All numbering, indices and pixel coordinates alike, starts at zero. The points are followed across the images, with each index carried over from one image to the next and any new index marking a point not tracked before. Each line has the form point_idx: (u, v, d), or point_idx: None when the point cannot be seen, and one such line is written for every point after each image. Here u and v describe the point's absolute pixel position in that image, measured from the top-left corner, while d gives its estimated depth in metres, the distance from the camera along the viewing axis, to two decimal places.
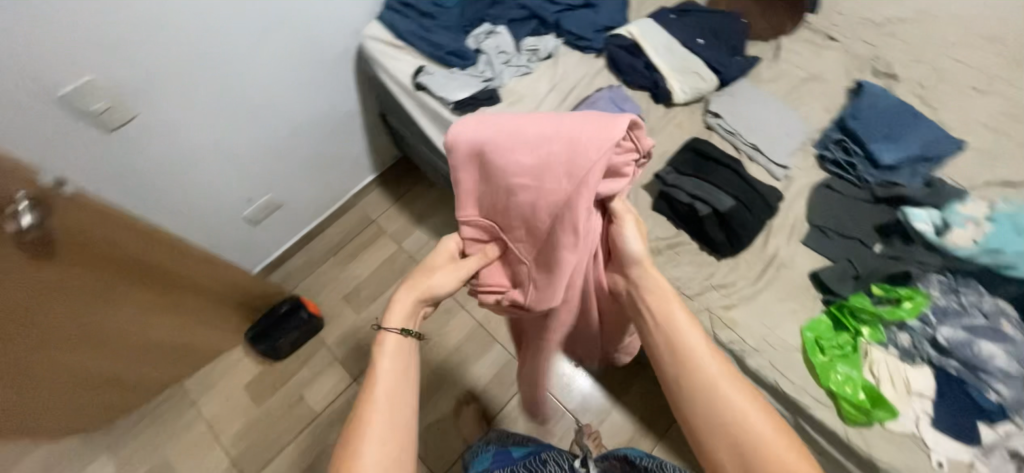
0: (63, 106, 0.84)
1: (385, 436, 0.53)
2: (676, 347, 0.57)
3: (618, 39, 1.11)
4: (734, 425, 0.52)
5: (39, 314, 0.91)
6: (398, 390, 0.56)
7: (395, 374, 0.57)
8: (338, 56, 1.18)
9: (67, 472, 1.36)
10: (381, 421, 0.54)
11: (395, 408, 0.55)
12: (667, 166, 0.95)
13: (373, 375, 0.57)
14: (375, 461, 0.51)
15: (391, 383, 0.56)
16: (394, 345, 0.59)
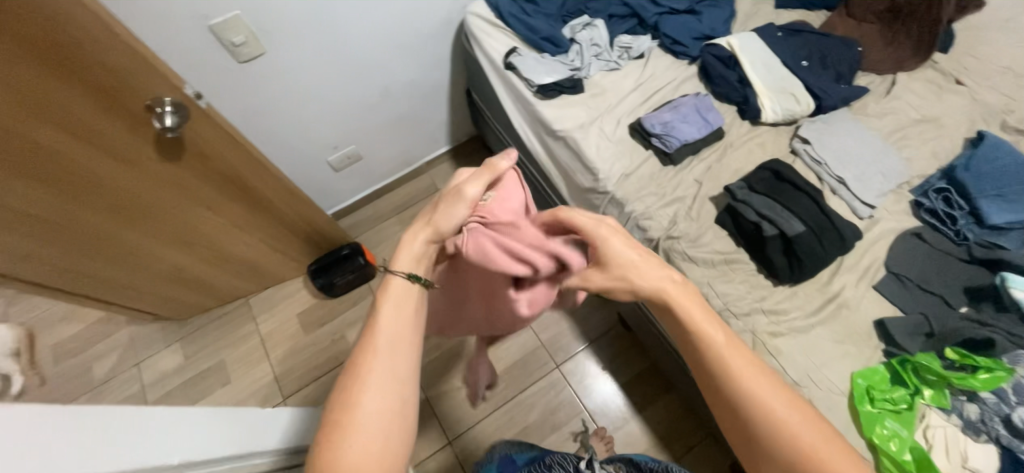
0: (211, 34, 0.97)
1: (389, 382, 0.46)
2: (698, 354, 0.48)
3: (715, 48, 1.08)
4: (789, 444, 0.43)
5: (150, 198, 1.05)
6: (404, 333, 0.50)
7: (398, 318, 0.50)
8: (442, 28, 1.27)
9: (147, 349, 1.59)
10: (383, 370, 0.47)
11: (398, 355, 0.48)
12: (741, 181, 0.92)
13: (372, 319, 0.50)
14: (376, 402, 0.45)
15: (393, 327, 0.49)
16: (402, 291, 0.52)
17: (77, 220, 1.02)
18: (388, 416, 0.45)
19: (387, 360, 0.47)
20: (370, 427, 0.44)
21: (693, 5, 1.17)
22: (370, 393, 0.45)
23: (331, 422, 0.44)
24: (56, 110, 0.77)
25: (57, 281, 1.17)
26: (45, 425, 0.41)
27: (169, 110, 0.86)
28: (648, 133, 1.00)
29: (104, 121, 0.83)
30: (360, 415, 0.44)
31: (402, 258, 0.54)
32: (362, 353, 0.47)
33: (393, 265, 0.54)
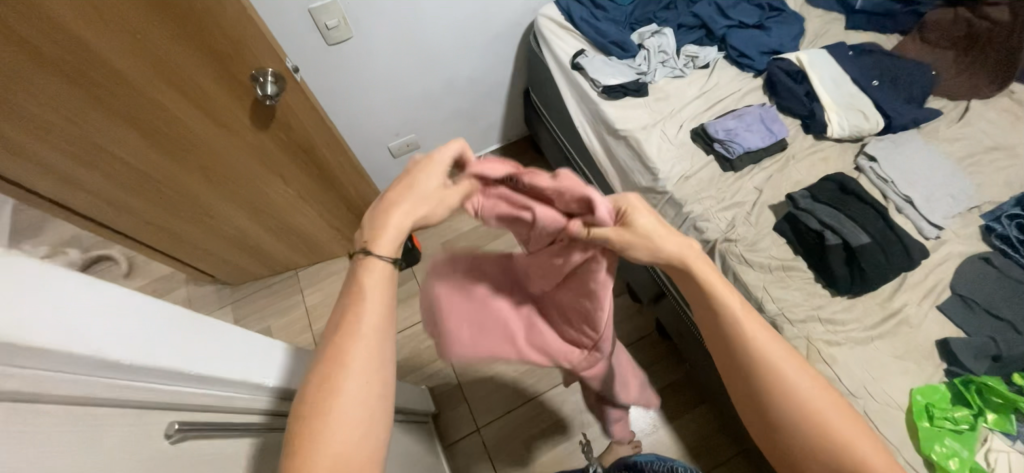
0: (309, 16, 1.06)
1: (371, 375, 0.45)
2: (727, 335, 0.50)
3: (783, 62, 1.10)
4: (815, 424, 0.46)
5: (231, 161, 1.13)
6: (377, 325, 0.47)
7: (375, 309, 0.47)
8: (512, 27, 1.33)
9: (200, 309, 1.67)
10: (363, 362, 0.45)
11: (378, 347, 0.46)
12: (805, 191, 0.93)
13: (352, 308, 0.47)
14: (354, 391, 0.44)
15: (373, 317, 0.47)
16: (381, 281, 0.49)
17: (169, 176, 1.11)
18: (367, 404, 0.44)
19: (365, 351, 0.45)
20: (351, 412, 0.43)
21: (762, 20, 1.19)
22: (350, 384, 0.44)
23: (309, 412, 0.43)
24: (173, 65, 0.86)
25: (139, 232, 1.26)
26: (136, 308, 0.41)
27: (270, 80, 0.94)
28: (712, 138, 1.03)
29: (211, 83, 0.91)
30: (340, 407, 0.43)
31: (382, 244, 0.50)
32: (342, 342, 0.45)
33: (377, 249, 0.49)
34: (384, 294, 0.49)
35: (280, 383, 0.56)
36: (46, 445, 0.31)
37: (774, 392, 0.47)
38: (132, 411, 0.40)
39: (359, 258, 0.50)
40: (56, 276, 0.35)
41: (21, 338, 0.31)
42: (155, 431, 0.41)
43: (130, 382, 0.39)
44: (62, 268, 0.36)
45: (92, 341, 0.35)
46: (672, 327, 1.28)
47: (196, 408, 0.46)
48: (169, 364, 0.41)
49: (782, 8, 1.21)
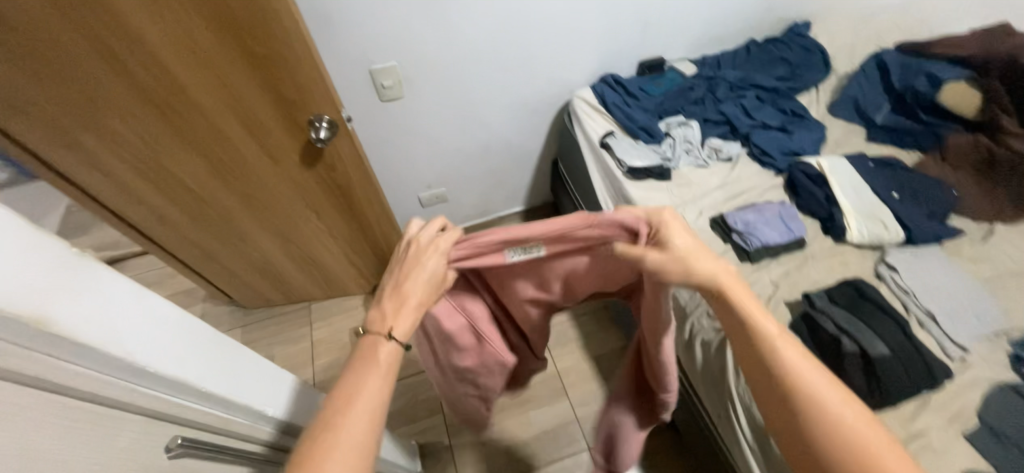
0: (369, 75, 1.18)
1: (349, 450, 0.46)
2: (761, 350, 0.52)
3: (804, 165, 1.14)
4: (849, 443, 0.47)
5: (274, 191, 1.21)
6: (370, 407, 0.48)
7: (371, 386, 0.50)
8: (550, 104, 1.44)
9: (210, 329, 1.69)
10: (351, 442, 0.46)
11: (365, 426, 0.47)
12: (821, 291, 0.94)
13: (354, 382, 0.50)
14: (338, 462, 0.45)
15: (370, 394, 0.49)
16: (384, 360, 0.52)
17: (215, 198, 1.19)
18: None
19: (353, 428, 0.47)
20: None
21: (785, 124, 1.26)
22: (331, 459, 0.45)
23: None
24: (245, 103, 0.96)
25: (175, 246, 1.34)
26: (172, 320, 0.43)
27: (325, 126, 1.02)
28: (730, 228, 1.05)
29: (273, 121, 1.02)
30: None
31: (401, 328, 0.53)
32: (336, 416, 0.47)
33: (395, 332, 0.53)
34: (387, 374, 0.51)
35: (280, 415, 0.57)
36: (67, 438, 0.34)
37: (810, 405, 0.49)
38: (147, 420, 0.41)
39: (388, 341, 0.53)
40: (103, 275, 0.37)
41: (77, 334, 0.34)
42: (159, 443, 0.43)
43: (150, 391, 0.40)
44: (108, 265, 0.38)
45: (130, 346, 0.38)
46: (679, 418, 1.17)
47: (199, 425, 0.47)
48: (185, 378, 0.43)
49: (804, 116, 1.29)
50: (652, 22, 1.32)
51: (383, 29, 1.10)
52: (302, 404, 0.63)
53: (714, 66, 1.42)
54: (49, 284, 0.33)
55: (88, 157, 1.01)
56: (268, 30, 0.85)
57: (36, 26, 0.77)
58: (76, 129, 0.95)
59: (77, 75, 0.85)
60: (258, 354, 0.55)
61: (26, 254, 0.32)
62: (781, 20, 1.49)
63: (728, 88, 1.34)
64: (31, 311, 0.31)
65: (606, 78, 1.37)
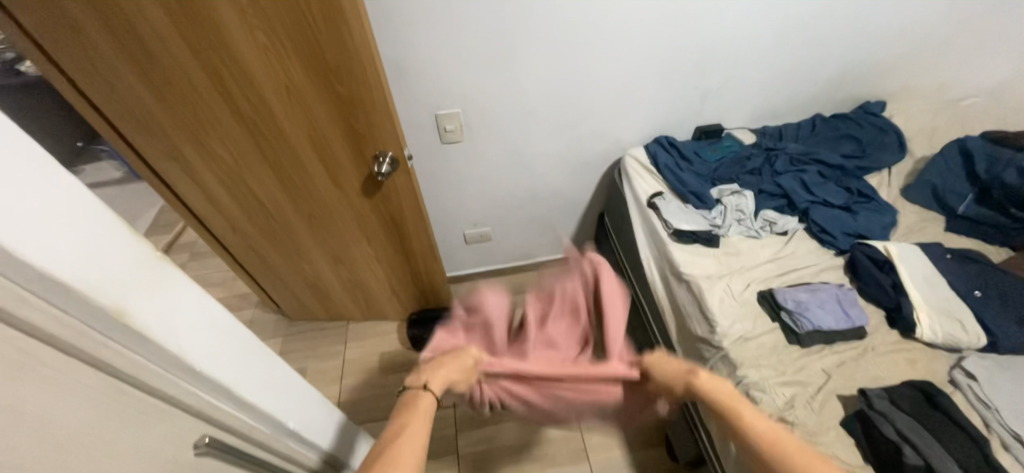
0: (434, 119, 1.27)
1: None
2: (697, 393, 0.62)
3: (869, 248, 1.06)
4: None
5: (336, 215, 1.31)
6: (415, 455, 0.54)
7: (414, 443, 0.55)
8: (601, 159, 1.47)
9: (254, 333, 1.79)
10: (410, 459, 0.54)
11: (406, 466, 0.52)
12: (880, 389, 0.85)
13: (403, 432, 0.57)
14: None
15: (412, 444, 0.55)
16: (421, 416, 0.59)
17: (283, 216, 1.31)
18: None
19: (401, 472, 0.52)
20: None
21: (849, 203, 1.20)
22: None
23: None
24: (322, 135, 1.07)
25: (241, 254, 1.47)
26: (220, 323, 0.47)
27: (387, 161, 1.10)
28: (780, 305, 0.99)
29: (343, 153, 1.12)
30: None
31: (436, 378, 0.63)
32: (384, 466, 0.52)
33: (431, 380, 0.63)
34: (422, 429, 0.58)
35: (299, 430, 0.59)
36: (113, 421, 0.38)
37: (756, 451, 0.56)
38: (185, 415, 0.45)
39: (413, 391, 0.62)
40: (167, 271, 0.41)
41: (144, 326, 0.38)
42: (189, 440, 0.46)
43: (194, 388, 0.44)
44: (171, 262, 0.42)
45: (184, 343, 0.42)
46: None
47: (230, 428, 0.50)
48: (223, 379, 0.46)
49: (873, 197, 1.22)
50: (713, 90, 1.34)
51: (452, 79, 1.20)
52: (319, 420, 0.65)
53: (775, 137, 1.40)
54: (130, 280, 0.37)
55: (185, 167, 1.16)
56: (352, 76, 0.95)
57: (168, 57, 0.92)
58: (180, 142, 1.09)
59: (190, 97, 0.99)
60: (290, 369, 0.59)
61: (117, 252, 0.37)
62: (852, 98, 1.45)
63: (788, 160, 1.31)
64: (111, 303, 0.35)
65: (661, 140, 1.39)
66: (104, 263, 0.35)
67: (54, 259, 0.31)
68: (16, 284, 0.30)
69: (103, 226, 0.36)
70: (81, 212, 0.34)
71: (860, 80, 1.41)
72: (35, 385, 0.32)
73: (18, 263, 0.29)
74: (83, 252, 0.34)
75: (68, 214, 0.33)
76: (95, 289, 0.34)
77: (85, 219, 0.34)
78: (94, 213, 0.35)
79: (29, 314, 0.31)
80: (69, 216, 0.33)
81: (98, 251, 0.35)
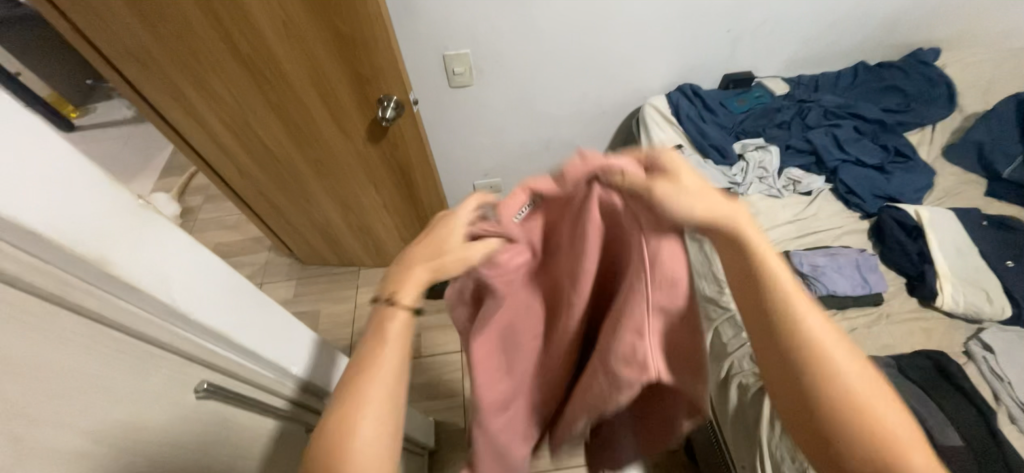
0: (443, 61, 1.19)
1: (385, 432, 0.40)
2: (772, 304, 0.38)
3: (898, 211, 1.00)
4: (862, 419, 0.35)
5: (341, 159, 1.27)
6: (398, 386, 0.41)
7: (396, 368, 0.41)
8: (619, 108, 1.37)
9: (266, 273, 1.82)
10: (380, 398, 0.40)
11: (392, 417, 0.40)
12: (891, 358, 0.82)
13: (365, 366, 0.40)
14: (368, 433, 0.39)
15: (388, 366, 0.40)
16: (398, 333, 0.41)
17: (286, 159, 1.28)
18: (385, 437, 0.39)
19: (371, 428, 0.39)
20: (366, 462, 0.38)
21: (883, 163, 1.12)
22: (359, 448, 0.38)
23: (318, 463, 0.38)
24: (323, 75, 1.02)
25: (250, 197, 1.46)
26: (212, 272, 0.47)
27: (392, 106, 1.05)
28: (794, 269, 0.96)
29: (347, 95, 1.07)
30: (349, 463, 0.38)
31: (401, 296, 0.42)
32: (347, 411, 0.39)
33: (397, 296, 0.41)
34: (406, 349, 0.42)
35: (301, 372, 0.60)
36: (108, 368, 0.38)
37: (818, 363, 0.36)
38: (184, 360, 0.45)
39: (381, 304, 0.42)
40: (153, 218, 0.41)
41: (129, 276, 0.37)
42: (188, 385, 0.46)
43: (192, 335, 0.45)
44: (156, 208, 0.42)
45: (174, 292, 0.42)
46: (702, 451, 1.10)
47: (224, 372, 0.50)
48: (219, 328, 0.47)
49: (911, 156, 1.13)
50: (747, 33, 1.22)
51: (462, 16, 1.11)
52: (322, 363, 0.66)
53: (811, 88, 1.29)
54: (106, 225, 0.36)
55: (189, 109, 1.13)
56: (355, 12, 0.88)
57: None
58: (180, 83, 1.06)
59: (183, 32, 0.94)
60: (288, 314, 0.59)
61: (84, 193, 0.35)
62: (904, 45, 1.31)
63: (822, 114, 1.21)
64: (89, 250, 0.34)
65: (685, 88, 1.29)
66: (71, 203, 0.34)
67: (8, 200, 0.30)
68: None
69: (63, 162, 0.33)
70: (39, 145, 0.32)
71: (914, 24, 1.26)
72: (18, 333, 0.31)
73: None
74: (42, 191, 0.32)
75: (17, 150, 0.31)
76: (68, 234, 0.33)
77: (41, 154, 0.32)
78: (51, 148, 0.33)
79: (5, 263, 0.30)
80: (20, 151, 0.31)
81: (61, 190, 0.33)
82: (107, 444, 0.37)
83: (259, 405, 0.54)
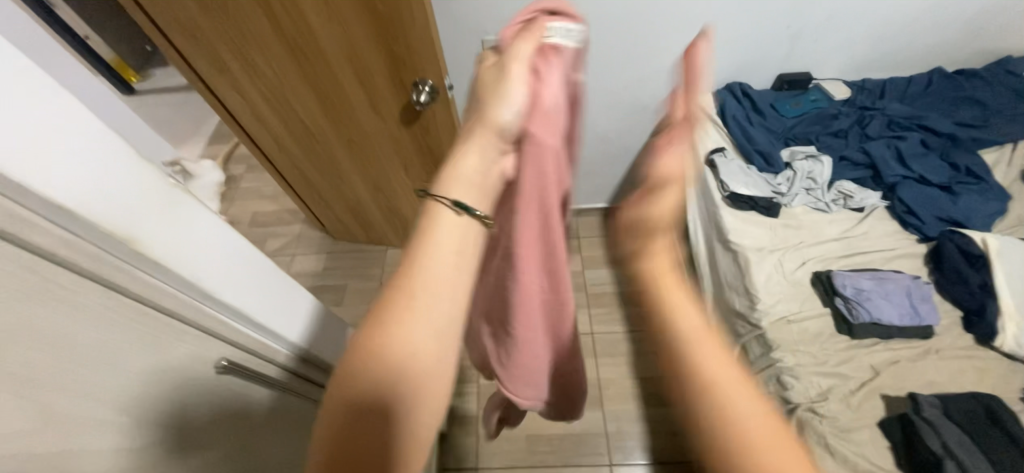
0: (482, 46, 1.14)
1: (442, 356, 0.31)
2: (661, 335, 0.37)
3: (961, 237, 0.91)
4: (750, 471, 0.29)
5: (376, 141, 1.28)
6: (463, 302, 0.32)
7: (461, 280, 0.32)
8: (662, 105, 1.29)
9: (297, 245, 1.87)
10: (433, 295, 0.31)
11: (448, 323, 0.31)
12: (933, 396, 0.77)
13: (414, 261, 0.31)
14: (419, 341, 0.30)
15: (443, 284, 0.31)
16: (456, 240, 0.33)
17: (321, 134, 1.29)
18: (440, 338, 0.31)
19: (422, 330, 0.30)
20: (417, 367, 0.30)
21: (951, 182, 1.03)
22: (401, 358, 0.29)
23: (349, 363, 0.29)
24: (361, 54, 1.01)
25: (286, 171, 1.49)
26: (233, 248, 0.49)
27: (427, 91, 1.04)
28: (835, 290, 0.89)
29: (383, 78, 1.06)
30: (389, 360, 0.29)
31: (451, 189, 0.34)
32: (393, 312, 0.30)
33: (442, 189, 0.34)
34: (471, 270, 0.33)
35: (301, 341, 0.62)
36: (125, 338, 0.40)
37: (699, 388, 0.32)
38: (203, 336, 0.48)
39: (431, 202, 0.34)
40: (187, 203, 0.43)
41: (157, 253, 0.39)
42: (208, 362, 0.49)
43: (213, 312, 0.47)
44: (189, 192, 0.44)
45: (198, 269, 0.43)
46: None
47: (242, 349, 0.53)
48: (239, 306, 0.49)
49: (984, 177, 1.03)
50: (808, 30, 1.12)
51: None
52: (321, 334, 0.69)
53: (876, 94, 1.18)
54: (130, 199, 0.37)
55: (234, 83, 1.16)
56: None
57: None
58: (227, 56, 1.08)
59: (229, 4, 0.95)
60: (296, 284, 0.61)
61: (114, 166, 0.36)
62: (989, 52, 1.18)
63: (885, 123, 1.11)
64: (119, 227, 0.36)
65: (734, 87, 1.21)
66: (89, 168, 0.34)
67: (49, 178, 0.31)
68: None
69: (64, 112, 0.32)
70: (82, 129, 0.34)
71: (1004, 29, 1.13)
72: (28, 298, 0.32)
73: (25, 191, 0.30)
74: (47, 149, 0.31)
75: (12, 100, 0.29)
76: (97, 209, 0.34)
77: (44, 104, 0.31)
78: (47, 94, 0.31)
79: (27, 231, 0.31)
80: (57, 127, 0.32)
81: (78, 148, 0.33)
82: (103, 416, 0.39)
83: (262, 378, 0.56)
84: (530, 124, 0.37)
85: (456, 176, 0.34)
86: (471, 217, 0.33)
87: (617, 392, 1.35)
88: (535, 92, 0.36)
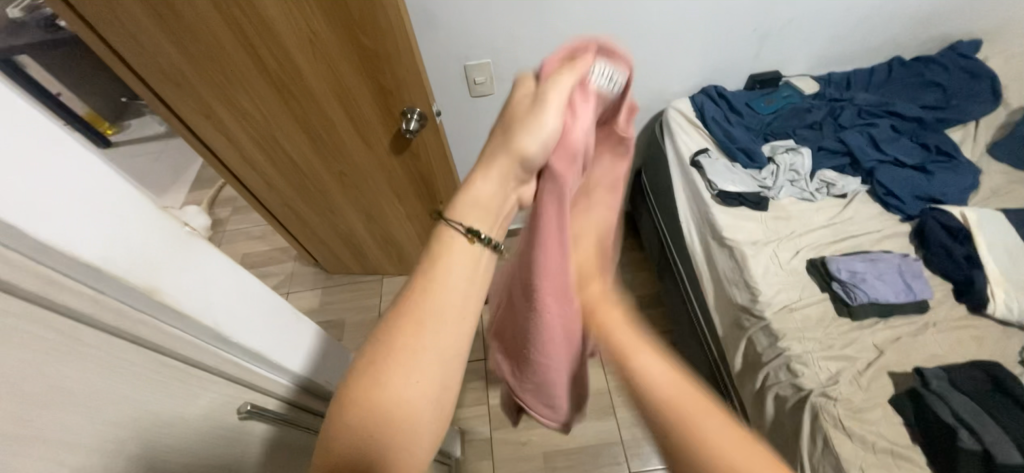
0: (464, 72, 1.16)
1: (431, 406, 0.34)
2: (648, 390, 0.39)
3: (942, 214, 0.96)
4: None
5: (366, 171, 1.29)
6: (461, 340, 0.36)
7: (451, 319, 0.35)
8: (642, 112, 1.33)
9: (291, 282, 1.84)
10: (439, 341, 0.34)
11: (450, 371, 0.35)
12: (939, 368, 0.79)
13: (420, 306, 0.35)
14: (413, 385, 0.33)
15: (446, 324, 0.35)
16: (467, 268, 0.37)
17: (310, 169, 1.29)
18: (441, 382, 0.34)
19: (416, 378, 0.33)
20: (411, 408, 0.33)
21: (924, 162, 1.08)
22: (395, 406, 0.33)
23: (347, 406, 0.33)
24: (348, 91, 1.04)
25: (277, 210, 1.48)
26: (243, 286, 0.51)
27: (415, 118, 1.06)
28: (831, 275, 0.92)
29: (370, 109, 1.08)
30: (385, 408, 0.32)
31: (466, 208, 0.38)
32: (394, 355, 0.33)
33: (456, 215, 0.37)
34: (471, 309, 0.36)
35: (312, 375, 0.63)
36: (153, 390, 0.39)
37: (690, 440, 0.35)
38: (224, 382, 0.49)
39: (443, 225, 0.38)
40: (200, 247, 0.45)
41: (174, 300, 0.41)
42: (232, 408, 0.49)
43: (228, 356, 0.48)
44: (200, 235, 0.46)
45: (211, 312, 0.45)
46: None
47: (258, 390, 0.53)
48: (253, 347, 0.51)
49: (953, 155, 1.09)
50: (773, 32, 1.18)
51: (486, 26, 1.08)
52: (326, 364, 0.69)
53: (842, 86, 1.24)
54: (143, 249, 0.38)
55: (220, 126, 1.16)
56: (376, 28, 0.89)
57: (189, 9, 0.88)
58: (211, 100, 1.08)
59: (214, 51, 0.96)
60: (301, 318, 0.62)
61: (132, 220, 0.38)
62: (941, 38, 1.26)
63: (856, 113, 1.17)
64: (141, 279, 0.37)
65: (709, 89, 1.25)
66: (111, 225, 0.36)
67: (74, 239, 0.32)
68: (16, 251, 0.30)
69: (88, 173, 0.34)
70: (105, 185, 0.36)
71: (952, 16, 1.21)
72: (59, 363, 0.32)
73: (54, 253, 0.31)
74: (60, 202, 0.32)
75: (37, 166, 0.31)
76: (120, 264, 0.36)
77: (68, 168, 0.33)
78: (62, 154, 0.33)
79: (52, 291, 0.32)
80: (82, 189, 0.34)
81: (90, 201, 0.34)
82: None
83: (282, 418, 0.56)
84: (553, 154, 0.39)
85: (469, 202, 0.38)
86: (480, 246, 0.38)
87: (629, 398, 1.35)
88: (565, 125, 0.38)
